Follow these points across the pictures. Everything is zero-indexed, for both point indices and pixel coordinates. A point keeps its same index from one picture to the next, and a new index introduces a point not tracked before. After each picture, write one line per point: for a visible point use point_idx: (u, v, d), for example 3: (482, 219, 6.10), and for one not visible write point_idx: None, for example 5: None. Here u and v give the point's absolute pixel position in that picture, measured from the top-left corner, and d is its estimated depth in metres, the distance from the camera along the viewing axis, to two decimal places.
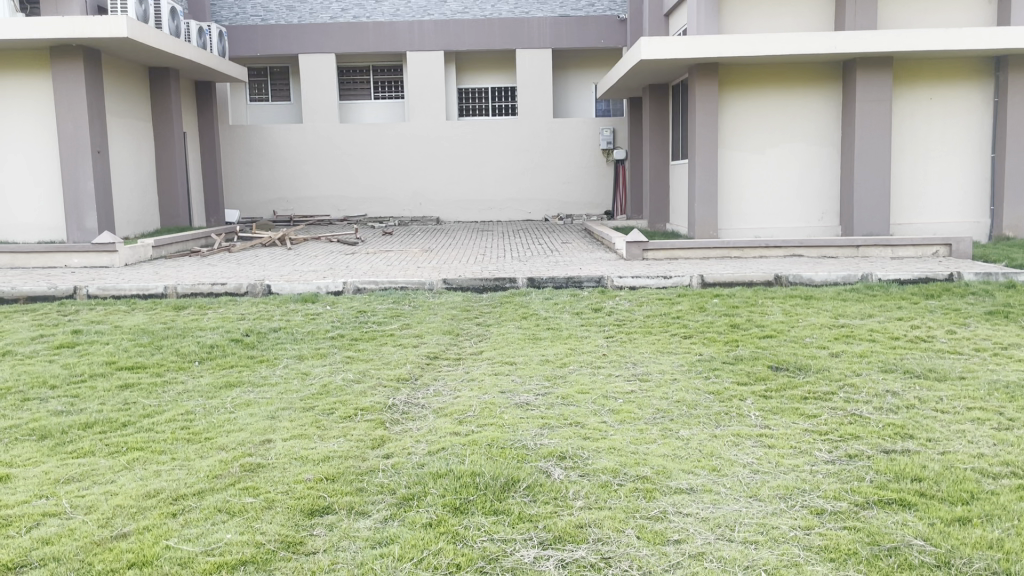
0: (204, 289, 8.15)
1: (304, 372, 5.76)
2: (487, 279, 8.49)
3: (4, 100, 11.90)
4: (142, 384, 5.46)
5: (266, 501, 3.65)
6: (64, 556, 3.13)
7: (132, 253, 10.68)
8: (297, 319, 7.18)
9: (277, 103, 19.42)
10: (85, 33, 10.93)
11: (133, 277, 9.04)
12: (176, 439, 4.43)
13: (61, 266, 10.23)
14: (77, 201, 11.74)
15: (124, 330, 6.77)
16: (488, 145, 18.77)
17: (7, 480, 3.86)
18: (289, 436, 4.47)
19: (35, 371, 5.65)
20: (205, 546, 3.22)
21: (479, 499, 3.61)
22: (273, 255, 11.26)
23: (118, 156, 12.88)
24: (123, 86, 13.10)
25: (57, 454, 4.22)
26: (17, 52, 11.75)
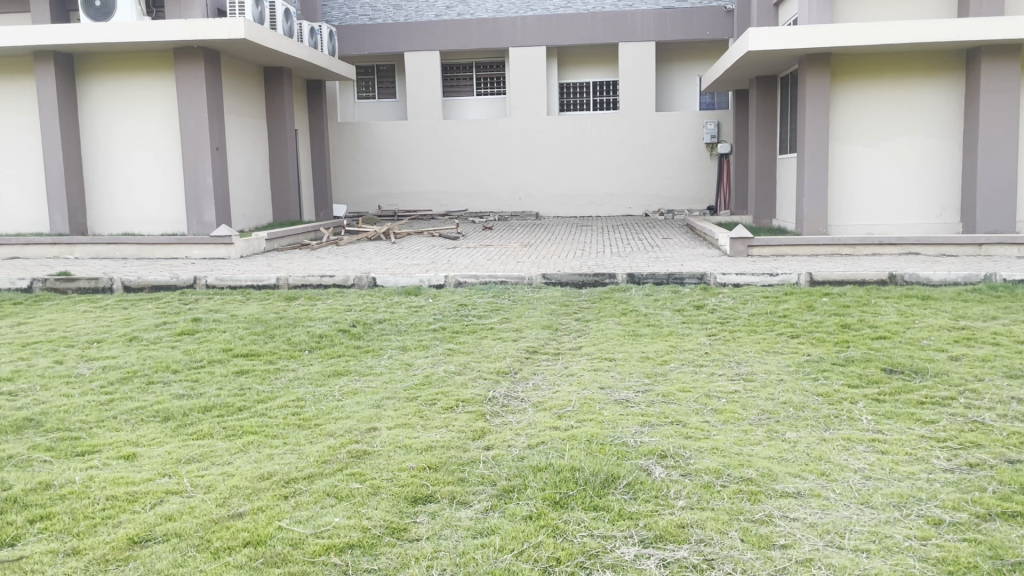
0: (314, 281, 8.41)
1: (408, 363, 5.90)
2: (587, 274, 8.44)
3: (132, 100, 12.63)
4: (256, 370, 5.71)
5: (372, 487, 3.76)
6: (185, 532, 3.30)
7: (247, 246, 11.16)
8: (401, 311, 7.36)
9: (383, 101, 19.88)
10: (206, 36, 11.48)
11: (248, 268, 9.45)
12: (287, 424, 4.61)
13: (183, 257, 10.81)
14: (197, 195, 12.34)
15: (240, 319, 7.09)
16: (589, 139, 18.70)
17: (133, 458, 4.10)
18: (394, 425, 4.58)
19: (159, 356, 5.98)
20: (315, 528, 3.34)
21: (578, 494, 3.61)
22: (379, 249, 11.56)
23: (235, 151, 13.47)
24: (240, 85, 13.68)
25: (179, 435, 4.46)
26: (146, 54, 12.46)
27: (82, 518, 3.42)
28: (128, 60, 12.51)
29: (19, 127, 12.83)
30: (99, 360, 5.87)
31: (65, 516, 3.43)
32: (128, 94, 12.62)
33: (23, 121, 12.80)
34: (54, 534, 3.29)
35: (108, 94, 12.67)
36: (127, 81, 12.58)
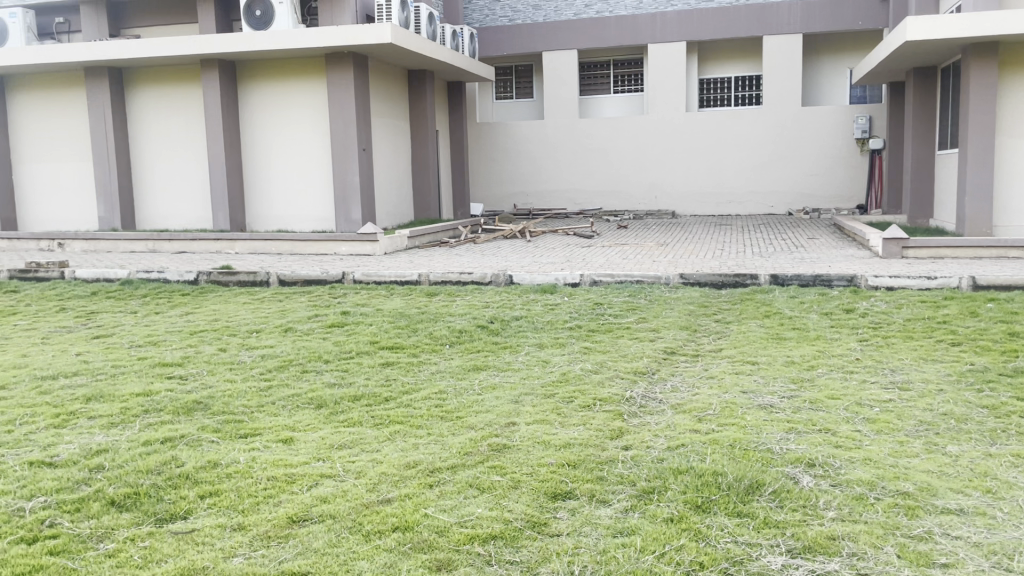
0: (454, 277, 8.64)
1: (545, 360, 5.94)
2: (727, 275, 8.23)
3: (288, 104, 13.37)
4: (400, 363, 5.93)
5: (512, 480, 3.83)
6: (339, 514, 3.47)
7: (391, 243, 11.58)
8: (537, 308, 7.43)
9: (521, 100, 20.10)
10: (355, 41, 11.98)
11: (391, 264, 9.81)
12: (431, 415, 4.77)
13: (331, 253, 11.35)
14: (345, 194, 12.92)
15: (385, 313, 7.37)
16: (729, 136, 18.22)
17: (291, 442, 4.35)
18: (532, 421, 4.65)
19: (311, 347, 6.31)
20: (459, 517, 3.44)
21: (721, 499, 3.54)
22: (515, 247, 11.72)
23: (381, 152, 14.02)
24: (386, 88, 14.22)
25: (331, 422, 4.70)
26: (302, 60, 13.17)
27: (247, 495, 3.64)
28: (285, 66, 13.26)
29: (189, 132, 13.84)
30: (258, 349, 6.27)
31: (231, 493, 3.66)
32: (284, 99, 13.37)
33: (193, 126, 13.80)
34: (222, 509, 3.52)
35: (266, 99, 13.47)
36: (284, 86, 13.33)
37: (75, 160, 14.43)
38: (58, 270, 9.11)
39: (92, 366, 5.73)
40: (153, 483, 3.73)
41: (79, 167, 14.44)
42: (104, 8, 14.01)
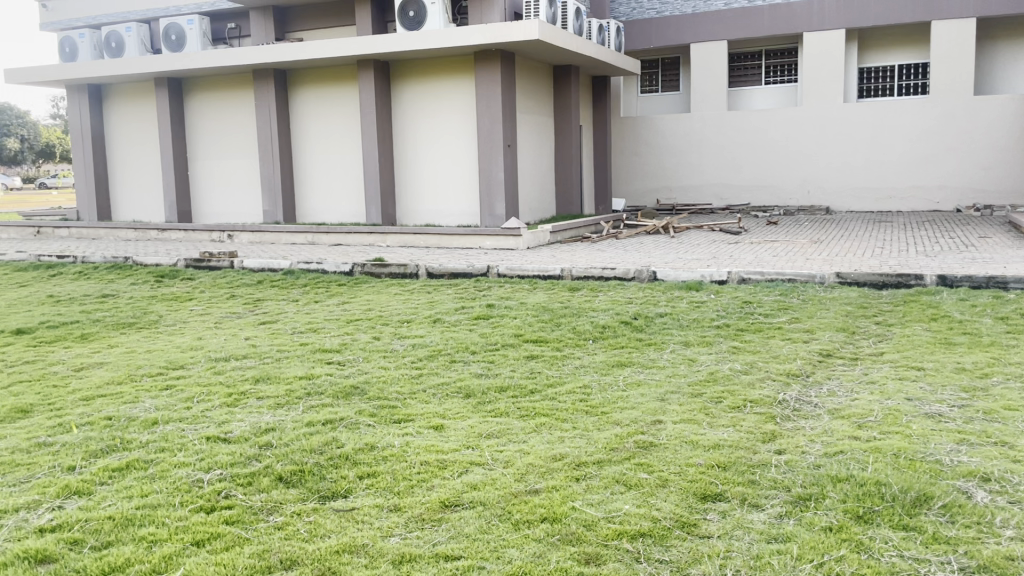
0: (597, 272, 8.62)
1: (691, 359, 5.82)
2: (888, 275, 7.77)
3: (437, 102, 13.75)
4: (545, 356, 5.98)
5: (660, 478, 3.78)
6: (489, 501, 3.54)
7: (534, 238, 11.70)
8: (682, 306, 7.29)
9: (666, 94, 19.77)
10: (504, 38, 12.14)
11: (534, 259, 9.89)
12: (576, 409, 4.78)
13: (476, 247, 11.59)
14: (490, 189, 13.15)
15: (529, 306, 7.46)
16: (890, 128, 17.19)
17: (442, 428, 4.48)
18: (679, 419, 4.57)
19: (459, 337, 6.47)
20: (606, 512, 3.44)
21: (885, 511, 3.35)
22: (659, 243, 11.55)
23: (525, 147, 14.18)
24: (532, 84, 14.36)
25: (479, 411, 4.80)
26: (452, 58, 13.50)
27: (402, 478, 3.79)
28: (436, 65, 13.64)
29: (345, 129, 14.50)
30: (409, 338, 6.49)
31: (388, 475, 3.81)
32: (434, 96, 13.75)
33: (349, 125, 14.45)
34: (379, 490, 3.67)
35: (417, 97, 13.91)
36: (435, 84, 13.71)
37: (243, 157, 15.43)
38: (228, 260, 9.75)
39: (259, 350, 6.12)
40: (316, 462, 3.94)
41: (246, 163, 15.44)
42: (271, 13, 14.90)
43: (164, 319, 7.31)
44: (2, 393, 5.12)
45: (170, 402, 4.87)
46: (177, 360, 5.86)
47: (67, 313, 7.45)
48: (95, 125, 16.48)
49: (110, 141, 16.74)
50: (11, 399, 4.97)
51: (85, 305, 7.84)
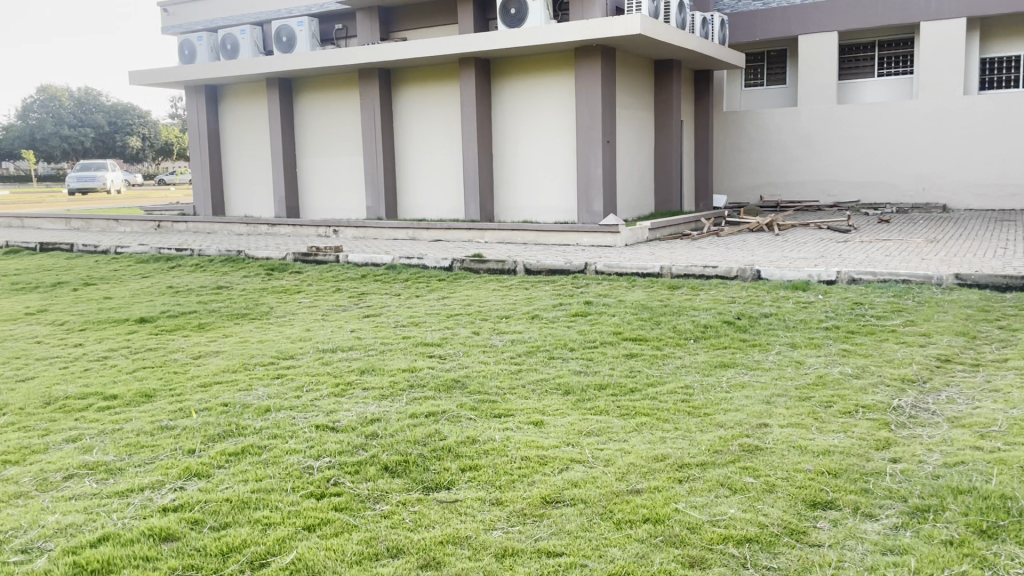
0: (698, 271, 8.45)
1: (799, 361, 5.64)
2: (1012, 277, 7.33)
3: (537, 98, 13.79)
4: (645, 355, 5.91)
5: (767, 484, 3.68)
6: (590, 500, 3.53)
7: (632, 235, 11.59)
8: (788, 306, 7.07)
9: (772, 88, 19.21)
10: (605, 34, 12.06)
11: (633, 256, 9.80)
12: (678, 410, 4.70)
13: (574, 244, 11.57)
14: (589, 186, 13.10)
15: (628, 304, 7.38)
16: (1014, 121, 16.21)
17: (542, 424, 4.49)
18: (786, 423, 4.44)
19: (558, 334, 6.46)
20: (711, 516, 3.37)
21: (1012, 526, 3.17)
22: (762, 241, 11.24)
23: (625, 143, 14.05)
24: (633, 79, 14.21)
25: (579, 408, 4.79)
26: (552, 54, 13.50)
27: (503, 472, 3.81)
28: (536, 61, 13.67)
29: (446, 127, 14.72)
30: (508, 334, 6.53)
31: (489, 469, 3.85)
32: (534, 93, 13.79)
33: (449, 122, 14.65)
34: (481, 483, 3.70)
35: (517, 93, 13.98)
36: (535, 80, 13.75)
37: (348, 154, 15.88)
38: (333, 254, 10.05)
39: (364, 343, 6.28)
40: (420, 453, 4.02)
41: (351, 160, 15.89)
42: (376, 14, 15.25)
43: (275, 310, 7.59)
44: (127, 378, 5.43)
45: (281, 391, 5.06)
46: (286, 350, 6.08)
47: (186, 303, 7.83)
48: (212, 124, 17.27)
49: (225, 139, 17.50)
50: (137, 383, 5.27)
51: (201, 296, 8.22)
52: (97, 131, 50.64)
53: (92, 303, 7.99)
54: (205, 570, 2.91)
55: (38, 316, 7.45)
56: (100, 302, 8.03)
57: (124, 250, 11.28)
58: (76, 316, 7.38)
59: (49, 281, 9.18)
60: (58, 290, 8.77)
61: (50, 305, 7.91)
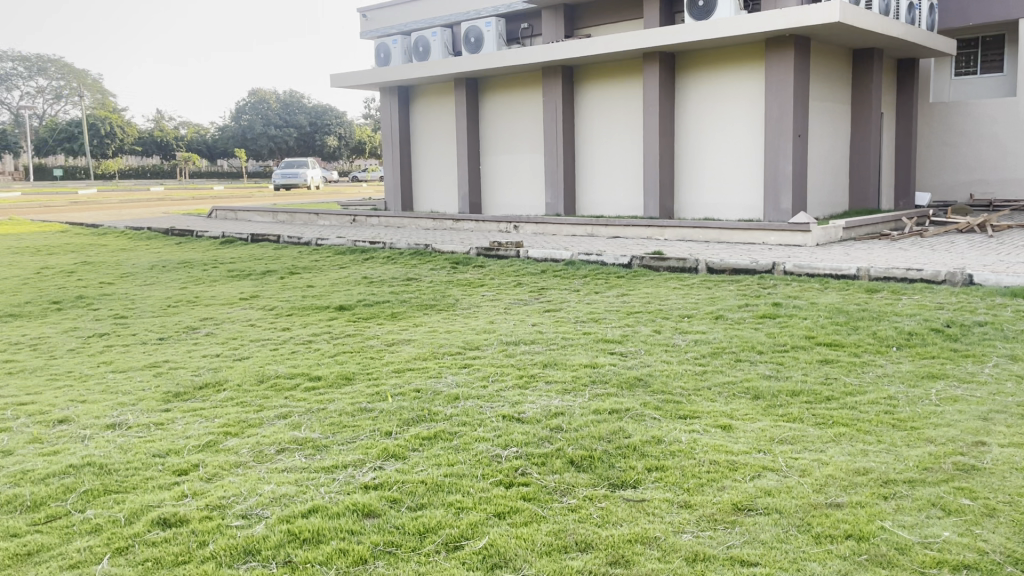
0: (899, 273, 7.89)
1: (1021, 375, 5.11)
2: None
3: (724, 92, 13.38)
4: (841, 361, 5.57)
5: (986, 507, 3.36)
6: (785, 510, 3.37)
7: (824, 234, 10.98)
8: (1007, 315, 6.43)
9: (986, 76, 17.48)
10: (800, 23, 11.50)
11: (825, 257, 9.28)
12: (880, 421, 4.40)
13: (760, 243, 11.12)
14: (776, 183, 12.56)
15: (821, 307, 7.00)
16: None
17: (730, 429, 4.34)
18: (1008, 443, 4.03)
19: (744, 336, 6.23)
20: (922, 537, 3.12)
21: None
22: (973, 243, 10.30)
23: (817, 138, 13.35)
24: (828, 70, 13.47)
25: (770, 414, 4.59)
26: (741, 47, 13.06)
27: (691, 475, 3.72)
28: (724, 54, 13.27)
29: (628, 122, 14.62)
30: (692, 334, 6.38)
31: (677, 471, 3.77)
32: (720, 86, 13.40)
33: (632, 117, 14.53)
34: (668, 485, 3.63)
35: (702, 88, 13.64)
36: (722, 74, 13.35)
37: (530, 150, 16.14)
38: (515, 250, 10.24)
39: (546, 337, 6.36)
40: (605, 450, 4.00)
41: (532, 157, 16.14)
42: (562, 12, 15.41)
43: (460, 302, 7.85)
44: (330, 361, 5.81)
45: (468, 380, 5.23)
46: (472, 341, 6.27)
47: (379, 293, 8.26)
48: (402, 122, 18.13)
49: (414, 136, 18.32)
50: (338, 366, 5.63)
51: (393, 287, 8.64)
52: (300, 131, 55.07)
53: (297, 291, 8.61)
54: (404, 548, 3.05)
55: (251, 301, 8.13)
56: (303, 290, 8.63)
57: (324, 242, 12.07)
58: (284, 302, 7.98)
59: (259, 269, 9.99)
60: (267, 278, 9.52)
61: (261, 292, 8.61)
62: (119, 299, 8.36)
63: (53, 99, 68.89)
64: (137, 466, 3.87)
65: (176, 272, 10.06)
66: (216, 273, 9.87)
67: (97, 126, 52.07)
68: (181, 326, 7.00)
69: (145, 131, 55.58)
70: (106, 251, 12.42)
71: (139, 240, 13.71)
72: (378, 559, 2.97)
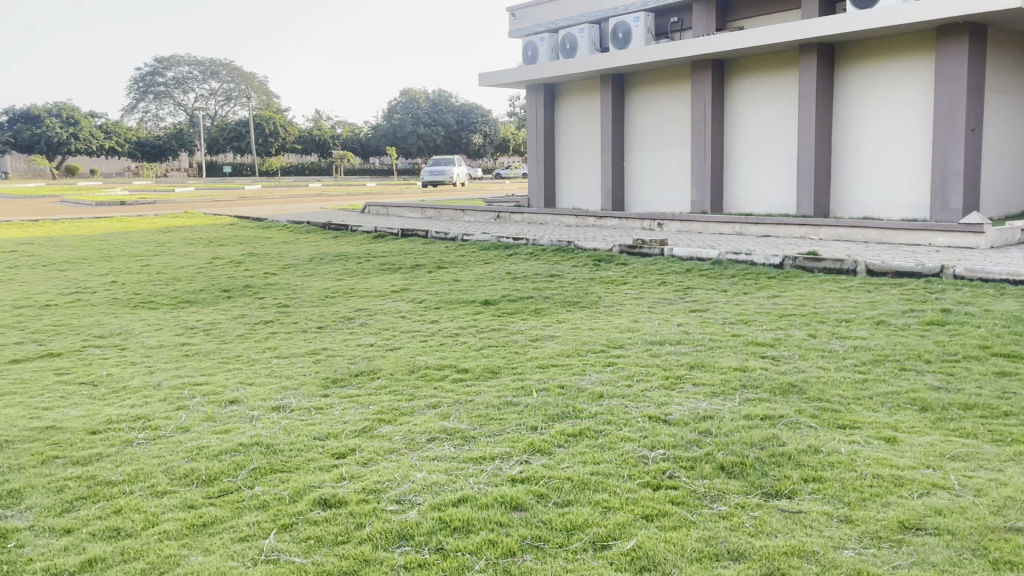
0: None
1: None
2: None
3: (888, 84, 12.63)
4: (1021, 374, 5.13)
5: None
6: (959, 531, 3.14)
7: (1000, 236, 10.14)
8: None
9: None
10: (976, 9, 10.67)
11: (1002, 260, 8.57)
12: None
13: (925, 244, 10.41)
14: (945, 180, 11.73)
15: (996, 315, 6.47)
16: None
17: (895, 442, 4.09)
18: None
19: (909, 344, 5.86)
20: None
21: None
22: None
23: (994, 133, 12.36)
24: (1008, 59, 12.44)
25: (940, 428, 4.29)
26: (909, 36, 12.28)
27: (852, 489, 3.53)
28: (890, 44, 12.52)
29: (781, 117, 14.07)
30: (850, 339, 6.06)
31: (836, 483, 3.58)
32: (885, 78, 12.66)
33: (786, 112, 13.98)
34: (827, 497, 3.46)
35: (864, 80, 12.94)
36: (887, 65, 12.60)
37: (677, 147, 15.84)
38: (659, 248, 10.07)
39: (692, 338, 6.21)
40: (758, 457, 3.86)
41: (679, 153, 15.83)
42: (714, 5, 15.02)
43: (604, 300, 7.81)
44: (477, 354, 5.92)
45: (613, 378, 5.19)
46: (616, 340, 6.21)
47: (523, 289, 8.35)
48: (547, 118, 18.24)
49: (559, 133, 18.39)
50: (485, 360, 5.73)
51: (536, 283, 8.71)
52: (448, 130, 56.57)
53: (444, 285, 8.85)
54: (552, 543, 3.06)
55: (402, 293, 8.42)
56: (450, 284, 8.85)
57: (469, 237, 12.33)
58: (432, 295, 8.22)
59: (409, 263, 10.33)
60: (416, 271, 9.84)
61: (411, 285, 8.90)
62: (281, 288, 8.88)
63: (224, 101, 73.97)
64: (300, 447, 4.09)
65: (333, 264, 10.57)
66: (369, 266, 10.29)
67: (263, 126, 55.64)
68: (337, 316, 7.35)
69: (305, 130, 58.84)
70: (270, 244, 13.23)
71: (299, 234, 14.49)
72: (526, 552, 2.99)
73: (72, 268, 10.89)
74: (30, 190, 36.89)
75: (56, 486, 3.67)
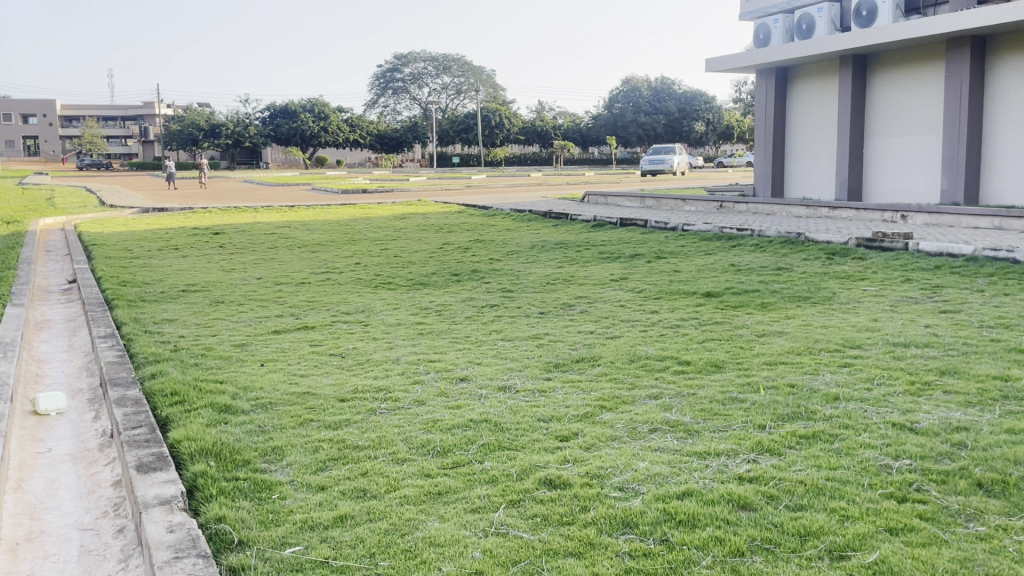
0: None
1: None
2: None
3: None
4: None
5: None
6: None
7: None
8: None
9: None
10: None
11: None
12: None
13: None
14: None
15: None
16: None
17: None
18: None
19: None
20: None
21: None
22: None
23: None
24: None
25: None
26: None
27: None
28: None
29: None
30: None
31: None
32: None
33: None
34: None
35: None
36: None
37: (925, 132, 14.53)
38: (902, 241, 9.31)
39: (942, 340, 5.68)
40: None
41: (928, 139, 14.51)
42: None
43: (838, 296, 7.33)
44: (699, 347, 5.79)
45: (850, 380, 4.87)
46: (853, 339, 5.81)
47: (748, 282, 8.04)
48: (778, 103, 17.41)
49: (790, 118, 17.49)
50: (708, 353, 5.59)
51: (762, 276, 8.36)
52: (669, 118, 55.68)
53: (664, 275, 8.73)
54: (784, 547, 2.92)
55: (622, 282, 8.41)
56: (671, 275, 8.72)
57: (690, 228, 12.07)
58: (652, 285, 8.13)
59: (628, 252, 10.30)
60: (636, 261, 9.79)
61: (630, 274, 8.87)
62: (506, 274, 9.18)
63: (455, 94, 77.68)
64: (526, 427, 4.22)
65: (554, 252, 10.79)
66: (590, 254, 10.39)
67: (490, 117, 57.86)
68: (559, 303, 7.49)
69: (528, 121, 60.40)
70: (495, 231, 13.74)
71: (522, 222, 14.92)
72: (756, 554, 2.89)
73: (322, 250, 11.94)
74: (286, 179, 40.80)
75: (311, 446, 4.06)
